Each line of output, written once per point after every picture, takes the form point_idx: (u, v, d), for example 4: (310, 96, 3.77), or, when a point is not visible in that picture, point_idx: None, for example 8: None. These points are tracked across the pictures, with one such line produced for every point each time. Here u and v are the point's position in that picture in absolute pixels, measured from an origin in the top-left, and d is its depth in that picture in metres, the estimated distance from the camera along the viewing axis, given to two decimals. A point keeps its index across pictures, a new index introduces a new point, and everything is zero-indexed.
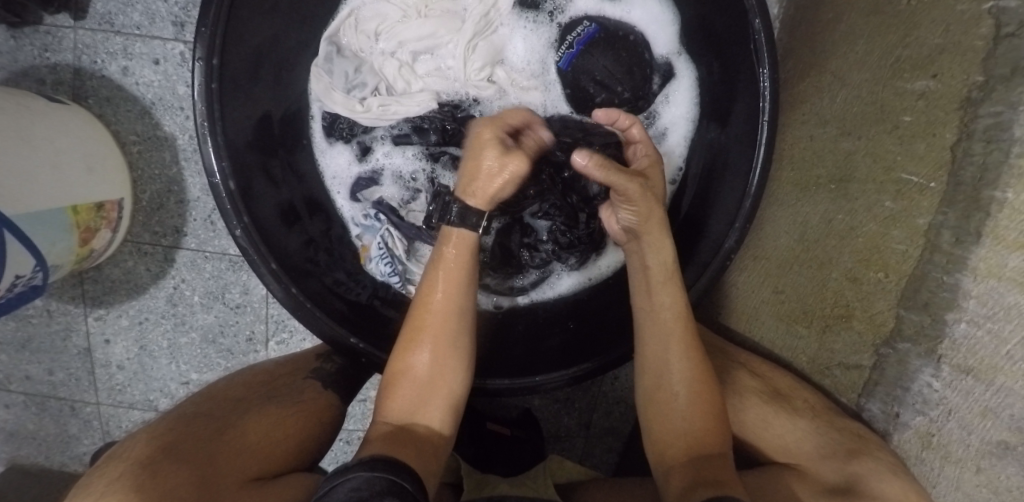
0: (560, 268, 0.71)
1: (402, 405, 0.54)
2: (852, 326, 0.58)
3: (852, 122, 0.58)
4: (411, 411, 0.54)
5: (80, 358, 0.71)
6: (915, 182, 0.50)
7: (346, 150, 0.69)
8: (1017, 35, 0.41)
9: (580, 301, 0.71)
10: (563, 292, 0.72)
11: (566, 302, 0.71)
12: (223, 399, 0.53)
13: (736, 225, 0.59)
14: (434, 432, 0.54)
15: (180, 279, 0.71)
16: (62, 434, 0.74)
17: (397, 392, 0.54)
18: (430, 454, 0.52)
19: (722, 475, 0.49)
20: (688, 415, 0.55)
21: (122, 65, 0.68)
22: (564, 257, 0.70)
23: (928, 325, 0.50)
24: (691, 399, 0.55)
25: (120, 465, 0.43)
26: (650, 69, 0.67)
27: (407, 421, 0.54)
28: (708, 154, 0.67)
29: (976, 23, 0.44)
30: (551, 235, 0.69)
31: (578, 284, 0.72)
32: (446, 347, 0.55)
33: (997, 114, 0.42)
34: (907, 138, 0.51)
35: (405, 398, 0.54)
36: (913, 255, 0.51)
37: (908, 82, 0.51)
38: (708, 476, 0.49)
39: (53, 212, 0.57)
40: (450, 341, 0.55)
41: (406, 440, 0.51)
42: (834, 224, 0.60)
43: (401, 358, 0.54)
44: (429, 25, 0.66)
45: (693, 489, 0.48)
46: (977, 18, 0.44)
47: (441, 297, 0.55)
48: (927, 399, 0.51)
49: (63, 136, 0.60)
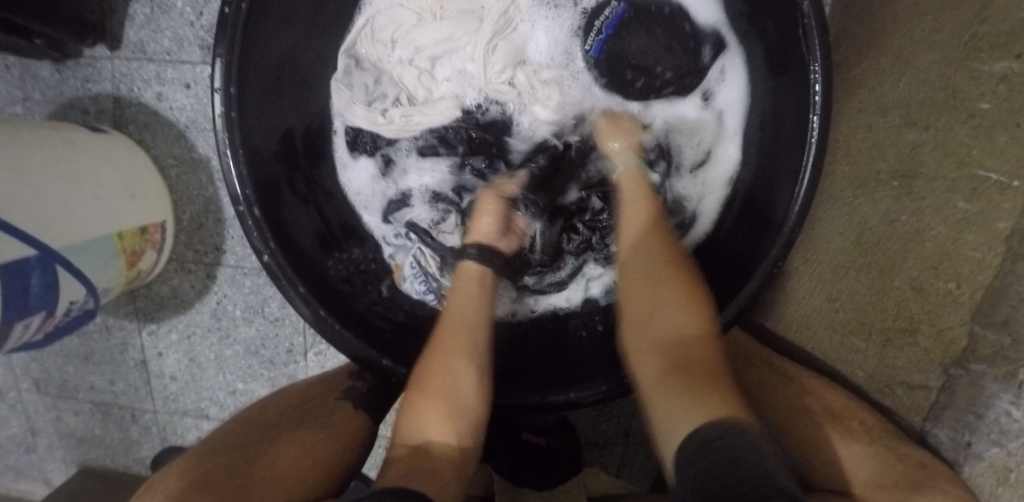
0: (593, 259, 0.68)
1: (416, 421, 0.53)
2: (917, 342, 0.53)
3: (919, 110, 0.52)
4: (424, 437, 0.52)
5: (136, 369, 0.76)
6: (994, 180, 0.46)
7: (370, 163, 0.68)
8: None
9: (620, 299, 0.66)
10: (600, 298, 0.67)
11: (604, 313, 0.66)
12: (258, 425, 0.55)
13: (785, 230, 0.52)
14: (455, 456, 0.52)
15: (222, 294, 0.73)
16: (126, 438, 0.80)
17: (412, 419, 0.53)
18: (445, 470, 0.50)
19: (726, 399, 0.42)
20: (685, 333, 0.49)
21: (156, 91, 0.70)
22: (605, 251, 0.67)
23: (1008, 346, 0.45)
24: (691, 310, 0.51)
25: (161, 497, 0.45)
26: (695, 43, 0.60)
27: (422, 446, 0.52)
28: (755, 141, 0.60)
29: None
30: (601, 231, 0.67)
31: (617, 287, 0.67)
32: (462, 360, 0.55)
33: None
34: (984, 130, 0.47)
35: (419, 424, 0.53)
36: (992, 265, 0.47)
37: (984, 64, 0.46)
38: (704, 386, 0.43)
39: (100, 241, 0.60)
40: (463, 358, 0.55)
41: (425, 468, 0.49)
42: (897, 226, 0.54)
43: (415, 387, 0.54)
44: (447, 27, 0.64)
45: (677, 410, 0.43)
46: None
47: (457, 312, 0.57)
48: (1005, 429, 0.46)
49: (107, 166, 0.62)
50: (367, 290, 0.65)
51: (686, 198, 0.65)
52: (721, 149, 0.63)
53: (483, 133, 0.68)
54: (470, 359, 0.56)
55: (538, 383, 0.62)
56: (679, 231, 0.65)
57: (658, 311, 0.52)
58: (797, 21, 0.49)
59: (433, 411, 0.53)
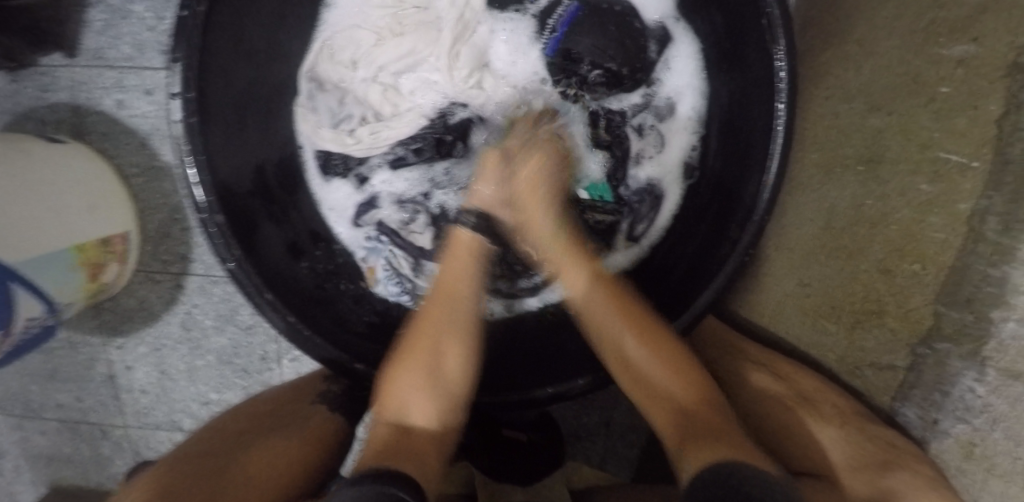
0: None
1: (397, 398, 0.53)
2: (885, 322, 0.53)
3: (881, 96, 0.53)
4: (403, 409, 0.53)
5: (105, 384, 0.74)
6: (955, 161, 0.47)
7: (344, 184, 0.67)
8: None
9: None
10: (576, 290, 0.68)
11: None
12: (229, 433, 0.54)
13: (754, 219, 0.51)
14: (429, 430, 0.53)
15: (191, 304, 0.72)
16: (97, 455, 0.77)
17: (392, 392, 0.53)
18: (424, 448, 0.51)
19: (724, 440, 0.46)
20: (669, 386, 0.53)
21: (117, 99, 0.67)
22: None
23: (971, 324, 0.46)
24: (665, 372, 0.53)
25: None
26: (643, 39, 0.63)
27: (403, 421, 0.53)
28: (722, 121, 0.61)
29: None
30: None
31: None
32: (451, 336, 0.55)
33: None
34: (944, 113, 0.48)
35: (399, 398, 0.53)
36: (953, 245, 0.47)
37: (943, 47, 0.48)
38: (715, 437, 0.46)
39: (57, 254, 0.58)
40: (455, 329, 0.55)
41: (403, 444, 0.50)
42: (863, 211, 0.54)
43: (400, 362, 0.54)
44: (408, 42, 0.64)
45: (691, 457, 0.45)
46: None
47: (449, 281, 0.57)
48: (970, 405, 0.47)
49: (65, 177, 0.60)
50: (343, 292, 0.64)
51: (654, 181, 0.65)
52: (673, 134, 0.64)
53: (453, 137, 0.66)
54: (458, 339, 0.55)
55: (522, 378, 0.62)
56: (650, 214, 0.66)
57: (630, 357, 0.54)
58: (751, 18, 0.51)
59: (415, 385, 0.53)
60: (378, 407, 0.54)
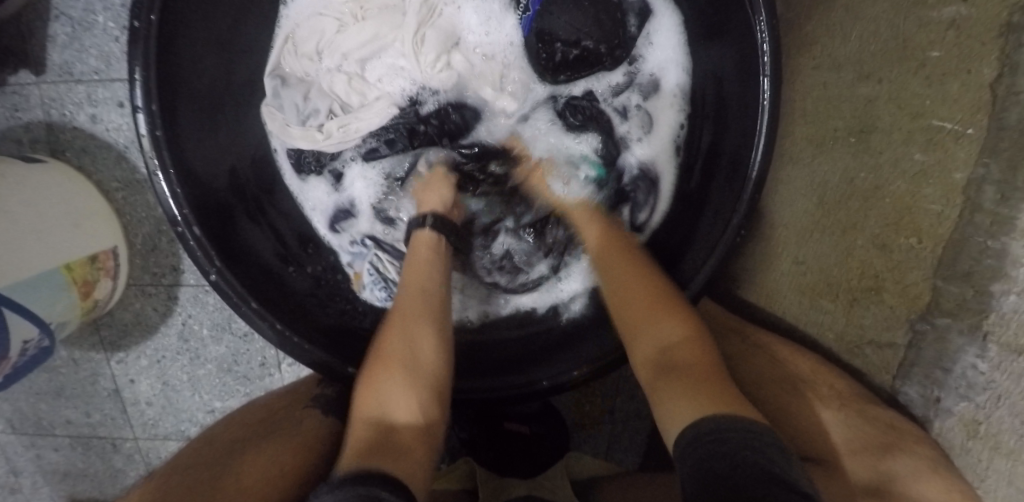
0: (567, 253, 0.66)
1: (376, 394, 0.50)
2: (883, 299, 0.52)
3: (872, 64, 0.50)
4: (382, 406, 0.49)
5: (110, 398, 0.74)
6: (949, 129, 0.46)
7: (320, 182, 0.66)
8: None
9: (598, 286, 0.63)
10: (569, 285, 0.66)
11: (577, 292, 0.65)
12: (222, 443, 0.54)
13: (745, 197, 0.50)
14: (415, 420, 0.49)
15: (187, 315, 0.72)
16: (109, 468, 0.78)
17: (371, 386, 0.50)
18: (409, 442, 0.47)
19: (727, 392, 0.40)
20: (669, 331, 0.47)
21: (89, 113, 0.67)
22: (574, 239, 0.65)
23: (971, 298, 0.45)
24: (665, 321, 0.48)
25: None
26: (621, 11, 0.59)
27: (382, 414, 0.49)
28: (710, 100, 0.58)
29: None
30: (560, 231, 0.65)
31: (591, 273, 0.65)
32: (423, 326, 0.53)
33: None
34: (936, 79, 0.46)
35: (377, 391, 0.50)
36: (951, 217, 0.47)
37: (933, 9, 0.46)
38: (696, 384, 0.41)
39: (45, 275, 0.58)
40: (423, 316, 0.53)
41: (384, 441, 0.46)
42: (857, 184, 0.53)
43: (380, 355, 0.51)
44: (370, 28, 0.61)
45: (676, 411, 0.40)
46: None
47: (416, 281, 0.55)
48: (972, 383, 0.46)
49: (46, 199, 0.60)
50: (339, 292, 0.65)
51: (647, 162, 0.63)
52: (659, 114, 0.62)
53: (424, 125, 0.65)
54: (428, 326, 0.53)
55: (523, 367, 0.60)
56: (647, 201, 0.63)
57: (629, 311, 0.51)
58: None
59: (393, 379, 0.50)
60: (357, 406, 0.50)
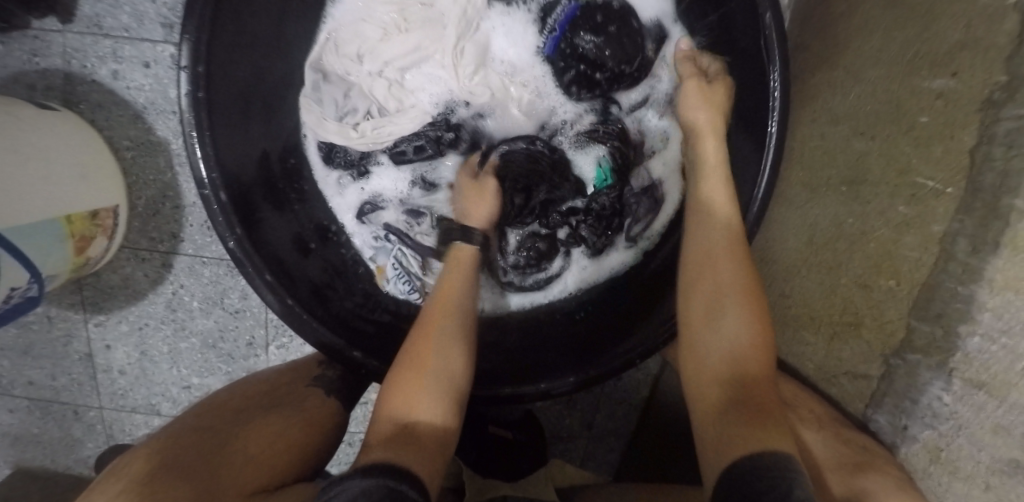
0: (578, 256, 0.69)
1: (401, 400, 0.50)
2: (861, 335, 0.57)
3: (864, 121, 0.57)
4: (406, 411, 0.50)
5: (81, 363, 0.71)
6: (932, 187, 0.49)
7: (344, 176, 0.67)
8: None
9: (607, 293, 0.68)
10: (576, 289, 0.70)
11: (582, 298, 0.69)
12: (227, 408, 0.53)
13: (746, 226, 0.56)
14: (433, 431, 0.50)
15: (179, 284, 0.70)
16: (67, 438, 0.74)
17: (398, 391, 0.51)
18: (428, 450, 0.48)
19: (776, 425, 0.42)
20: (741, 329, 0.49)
21: (111, 69, 0.66)
22: (584, 240, 0.68)
23: (940, 337, 0.49)
24: (752, 327, 0.49)
25: (123, 486, 0.41)
26: (642, 37, 0.62)
27: (405, 420, 0.49)
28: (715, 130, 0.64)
29: (999, 20, 0.42)
30: (574, 237, 0.68)
31: (596, 276, 0.69)
32: (454, 344, 0.54)
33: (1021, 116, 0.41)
34: (921, 142, 0.50)
35: (404, 396, 0.51)
36: (927, 263, 0.50)
37: (925, 79, 0.50)
38: (761, 421, 0.42)
39: (46, 224, 0.57)
40: (454, 335, 0.55)
41: (408, 444, 0.47)
42: (845, 227, 0.59)
43: (411, 358, 0.52)
44: (412, 39, 0.63)
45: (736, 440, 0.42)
46: (1000, 13, 0.42)
47: (446, 297, 0.57)
48: (937, 412, 0.50)
49: (54, 144, 0.59)
50: (351, 286, 0.65)
51: (657, 181, 0.67)
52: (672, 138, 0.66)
53: (453, 135, 0.67)
54: (457, 344, 0.54)
55: (530, 372, 0.62)
56: (647, 216, 0.66)
57: (721, 297, 0.51)
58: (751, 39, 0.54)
59: (418, 391, 0.51)
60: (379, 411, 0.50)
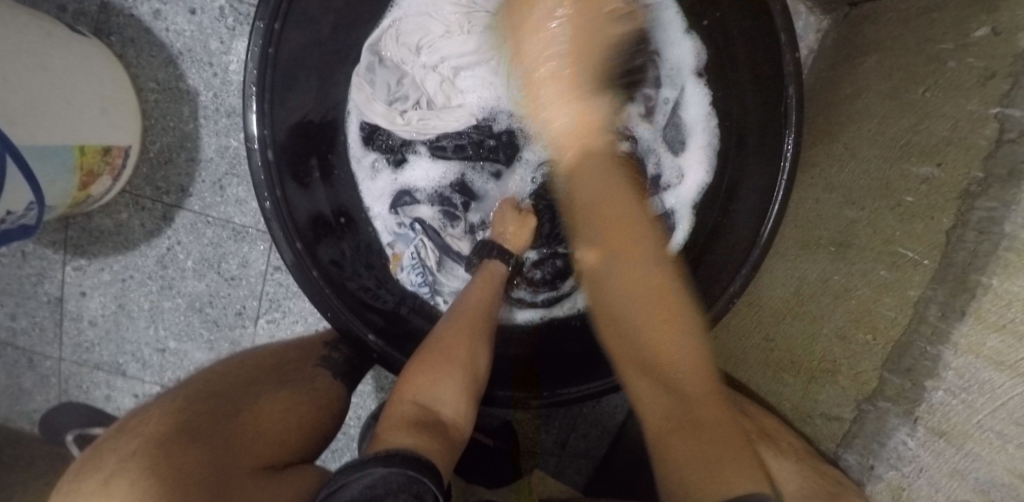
0: None
1: (428, 391, 0.54)
2: (838, 380, 0.60)
3: (857, 192, 0.61)
4: (432, 401, 0.54)
5: (50, 307, 0.68)
6: (910, 257, 0.52)
7: (381, 160, 0.69)
8: (1017, 143, 0.43)
9: None
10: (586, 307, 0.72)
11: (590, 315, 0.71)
12: (237, 377, 0.53)
13: (743, 270, 0.59)
14: (453, 424, 0.54)
15: (176, 240, 0.67)
16: (14, 387, 0.70)
17: (424, 380, 0.55)
18: (447, 439, 0.52)
19: (721, 434, 0.51)
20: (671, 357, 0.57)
21: (154, 8, 0.64)
22: None
23: (909, 388, 0.50)
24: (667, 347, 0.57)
25: (139, 444, 0.41)
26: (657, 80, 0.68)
27: (429, 408, 0.54)
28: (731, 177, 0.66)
29: (981, 124, 0.46)
30: None
31: None
32: (480, 342, 0.58)
33: (991, 209, 0.44)
34: (907, 218, 0.53)
35: (428, 384, 0.55)
36: (901, 322, 0.52)
37: (913, 166, 0.54)
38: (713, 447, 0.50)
39: (60, 150, 0.52)
40: (481, 334, 0.59)
41: (428, 429, 0.51)
42: (829, 283, 0.63)
43: (440, 351, 0.56)
44: (473, 42, 0.66)
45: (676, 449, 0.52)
46: (982, 119, 0.46)
47: (476, 302, 0.61)
48: (901, 455, 0.51)
49: (80, 72, 0.55)
50: (370, 271, 0.65)
51: (670, 210, 0.70)
52: (686, 177, 0.70)
53: (495, 140, 0.70)
54: (482, 343, 0.59)
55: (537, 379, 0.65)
56: None
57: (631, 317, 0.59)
58: (769, 100, 0.60)
59: (444, 381, 0.55)
60: (402, 395, 0.54)
